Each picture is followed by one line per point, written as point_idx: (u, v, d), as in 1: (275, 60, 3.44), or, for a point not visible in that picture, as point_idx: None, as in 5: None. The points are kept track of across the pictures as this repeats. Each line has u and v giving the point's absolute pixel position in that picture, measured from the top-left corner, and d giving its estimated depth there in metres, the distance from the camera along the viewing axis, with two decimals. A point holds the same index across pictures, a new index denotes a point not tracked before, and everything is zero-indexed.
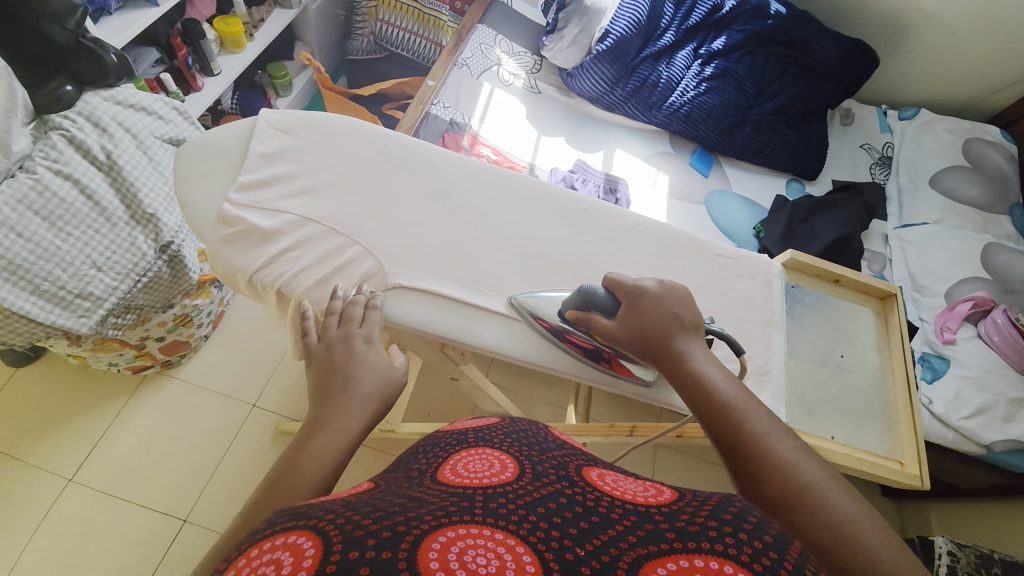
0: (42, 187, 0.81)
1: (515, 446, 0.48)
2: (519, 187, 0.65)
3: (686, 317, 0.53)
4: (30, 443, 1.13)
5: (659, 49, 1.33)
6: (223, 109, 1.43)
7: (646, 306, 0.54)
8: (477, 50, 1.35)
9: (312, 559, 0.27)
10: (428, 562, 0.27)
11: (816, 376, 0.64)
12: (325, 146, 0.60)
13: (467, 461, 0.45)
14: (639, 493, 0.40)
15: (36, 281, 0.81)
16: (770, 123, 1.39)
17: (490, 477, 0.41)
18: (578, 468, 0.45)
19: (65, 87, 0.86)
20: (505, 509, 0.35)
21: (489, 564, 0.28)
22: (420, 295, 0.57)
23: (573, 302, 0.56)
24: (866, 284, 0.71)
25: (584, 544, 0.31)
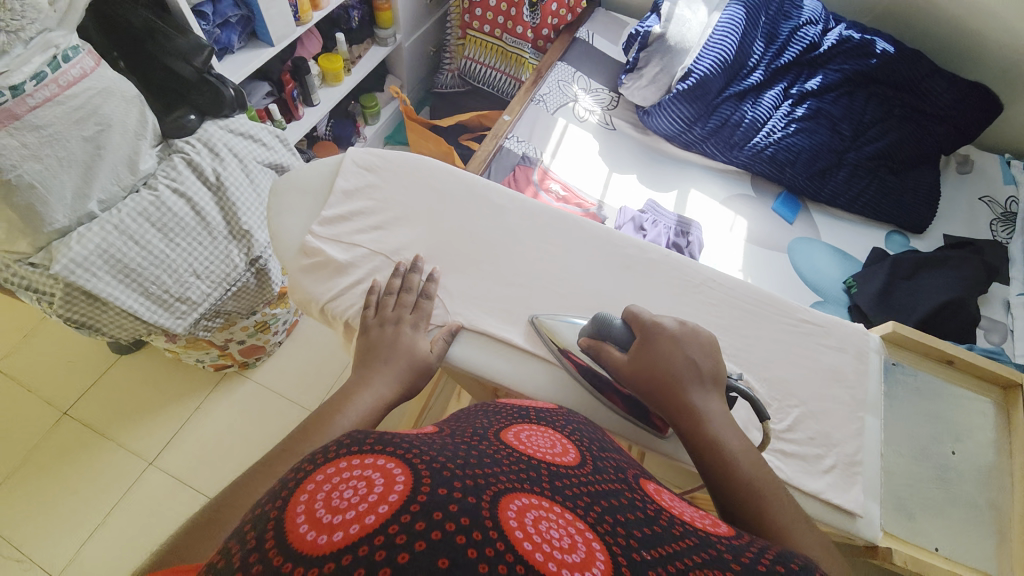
0: (160, 202, 0.92)
1: (580, 436, 0.46)
2: (585, 234, 0.64)
3: (705, 367, 0.51)
4: (123, 425, 1.27)
5: (745, 88, 1.28)
6: (318, 134, 1.56)
7: (665, 351, 0.52)
8: (554, 87, 1.38)
9: (403, 487, 0.27)
10: (508, 520, 0.27)
11: (913, 473, 0.56)
12: (398, 183, 0.63)
13: (528, 431, 0.44)
14: (697, 518, 0.38)
15: (145, 283, 0.91)
16: (869, 169, 1.27)
17: (549, 456, 0.39)
18: (636, 477, 0.44)
19: (188, 116, 0.99)
20: (570, 492, 0.34)
21: (561, 539, 0.28)
22: (481, 340, 0.57)
23: (588, 331, 0.55)
24: (984, 370, 0.61)
25: (651, 547, 0.30)
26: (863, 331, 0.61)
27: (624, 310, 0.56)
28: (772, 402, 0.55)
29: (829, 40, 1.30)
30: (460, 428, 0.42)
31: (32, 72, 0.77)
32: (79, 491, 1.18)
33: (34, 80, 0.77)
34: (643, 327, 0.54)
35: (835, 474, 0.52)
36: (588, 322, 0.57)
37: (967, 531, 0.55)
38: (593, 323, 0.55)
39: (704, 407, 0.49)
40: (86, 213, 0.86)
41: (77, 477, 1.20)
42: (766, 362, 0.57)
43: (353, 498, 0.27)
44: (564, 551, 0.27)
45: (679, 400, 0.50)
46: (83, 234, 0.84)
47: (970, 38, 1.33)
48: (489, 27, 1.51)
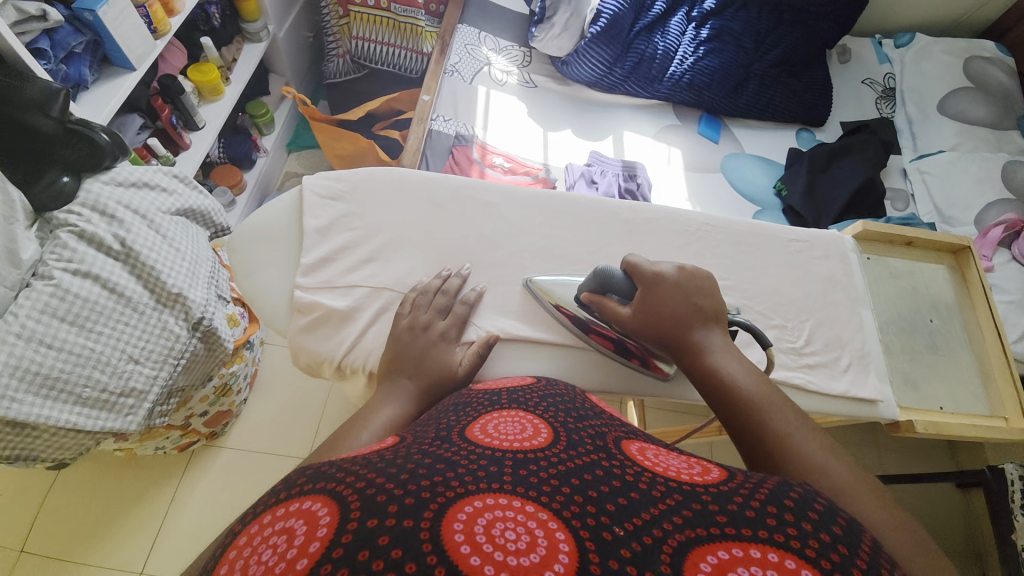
0: (62, 292, 0.76)
1: (554, 410, 0.47)
2: (588, 212, 0.66)
3: (706, 306, 0.53)
4: (95, 540, 1.12)
5: (652, 20, 1.29)
6: (211, 159, 1.37)
7: (664, 301, 0.53)
8: (463, 53, 1.29)
9: (329, 529, 0.28)
10: (454, 537, 0.28)
11: (887, 343, 0.67)
12: (379, 203, 0.62)
13: (497, 420, 0.44)
14: (682, 471, 0.38)
15: (76, 389, 0.77)
16: (773, 76, 1.35)
17: (519, 441, 0.40)
18: (617, 439, 0.45)
19: (62, 178, 0.82)
20: (537, 477, 0.34)
21: (518, 541, 0.29)
22: (517, 346, 0.59)
23: (589, 285, 0.57)
24: (938, 241, 0.75)
25: (624, 521, 0.31)
26: (839, 237, 0.69)
27: (623, 260, 0.57)
28: (788, 323, 0.62)
29: None
30: (426, 429, 0.42)
31: None
32: None
33: None
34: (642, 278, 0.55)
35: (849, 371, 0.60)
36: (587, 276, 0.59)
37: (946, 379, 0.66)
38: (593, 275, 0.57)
39: (707, 348, 0.51)
40: None
41: None
42: (775, 287, 0.63)
43: (273, 558, 0.27)
44: (514, 556, 0.28)
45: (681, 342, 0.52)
46: None
47: None
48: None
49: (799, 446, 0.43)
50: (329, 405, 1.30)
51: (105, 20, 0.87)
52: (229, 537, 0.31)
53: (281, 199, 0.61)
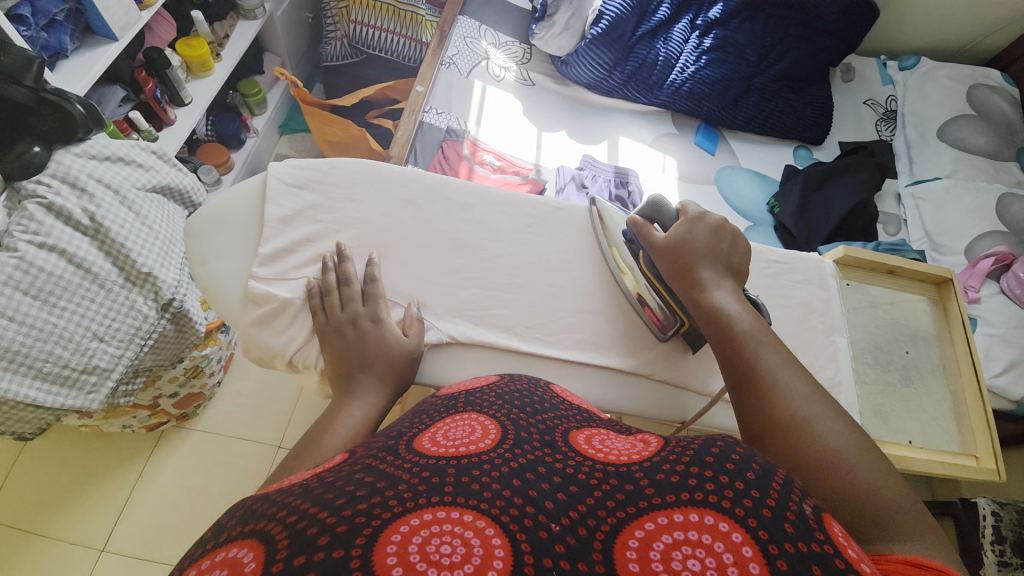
0: (26, 264, 0.74)
1: (503, 404, 0.45)
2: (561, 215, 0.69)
3: (727, 258, 0.57)
4: (53, 517, 1.09)
5: (655, 25, 1.26)
6: (198, 135, 1.34)
7: (693, 242, 0.58)
8: (462, 45, 1.27)
9: (254, 574, 0.25)
10: (385, 561, 0.25)
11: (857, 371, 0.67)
12: (347, 198, 0.62)
13: (447, 427, 0.41)
14: (628, 452, 0.38)
15: (36, 364, 0.75)
16: (774, 91, 1.33)
17: (468, 443, 0.37)
18: (567, 430, 0.43)
19: (33, 148, 0.79)
20: (478, 480, 0.32)
21: (453, 554, 0.27)
22: (477, 351, 0.60)
23: (645, 209, 0.62)
24: (922, 273, 0.75)
25: (561, 516, 0.30)
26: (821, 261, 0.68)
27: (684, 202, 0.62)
28: None
29: None
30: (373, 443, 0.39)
31: None
32: None
33: None
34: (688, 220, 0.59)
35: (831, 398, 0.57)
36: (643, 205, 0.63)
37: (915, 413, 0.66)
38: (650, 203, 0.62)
39: (721, 286, 0.55)
40: None
41: None
42: None
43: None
44: (449, 572, 0.26)
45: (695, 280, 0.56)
46: None
47: None
48: None
49: (780, 383, 0.48)
50: (302, 395, 1.28)
51: None
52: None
53: (249, 183, 0.60)
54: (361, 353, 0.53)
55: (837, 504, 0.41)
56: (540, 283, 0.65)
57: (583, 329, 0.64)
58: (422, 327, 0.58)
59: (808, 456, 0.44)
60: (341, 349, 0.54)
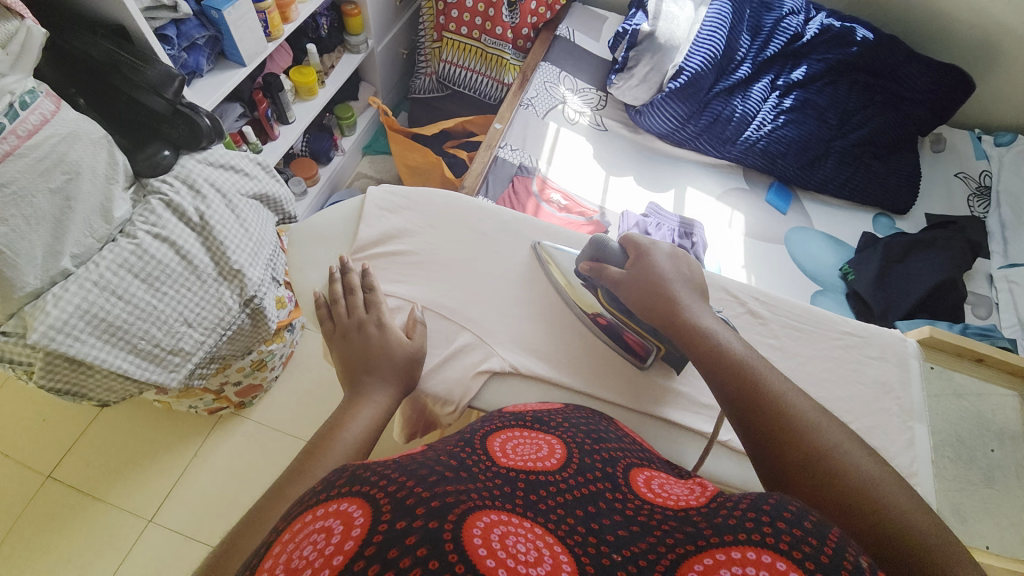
0: (141, 251, 0.84)
1: (572, 431, 0.51)
2: None
3: (692, 276, 0.60)
4: (116, 482, 1.18)
5: (733, 83, 1.28)
6: (294, 151, 1.48)
7: (653, 265, 0.61)
8: (541, 89, 1.34)
9: (362, 529, 0.30)
10: (473, 542, 0.30)
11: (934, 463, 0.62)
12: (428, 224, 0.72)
13: (513, 442, 0.48)
14: (684, 498, 0.42)
15: (133, 340, 0.83)
16: (855, 155, 1.30)
17: (534, 461, 0.44)
18: (629, 465, 0.48)
19: (163, 152, 0.90)
20: (545, 504, 0.38)
21: (527, 553, 0.31)
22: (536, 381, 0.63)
23: (589, 256, 0.65)
24: (1014, 365, 0.70)
25: (622, 548, 0.34)
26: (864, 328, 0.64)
27: (623, 236, 0.65)
28: None
29: (810, 30, 1.31)
30: (446, 444, 0.46)
31: None
32: (74, 559, 1.10)
33: None
34: (633, 248, 0.63)
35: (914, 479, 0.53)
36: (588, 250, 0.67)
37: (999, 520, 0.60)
38: (592, 243, 0.66)
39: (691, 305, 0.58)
40: (60, 270, 0.78)
41: (70, 544, 1.11)
42: (819, 380, 0.60)
43: (313, 554, 0.29)
44: (527, 565, 0.30)
45: (670, 296, 0.57)
46: (60, 294, 0.77)
47: (936, 23, 1.37)
48: (466, 29, 1.44)
49: (789, 406, 0.48)
50: None
51: (228, 19, 0.97)
52: (267, 542, 0.33)
53: (347, 205, 0.72)
54: (361, 357, 0.56)
55: (885, 540, 0.40)
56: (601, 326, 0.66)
57: (636, 376, 0.65)
58: (417, 331, 0.61)
59: (851, 488, 0.43)
60: (354, 355, 0.57)
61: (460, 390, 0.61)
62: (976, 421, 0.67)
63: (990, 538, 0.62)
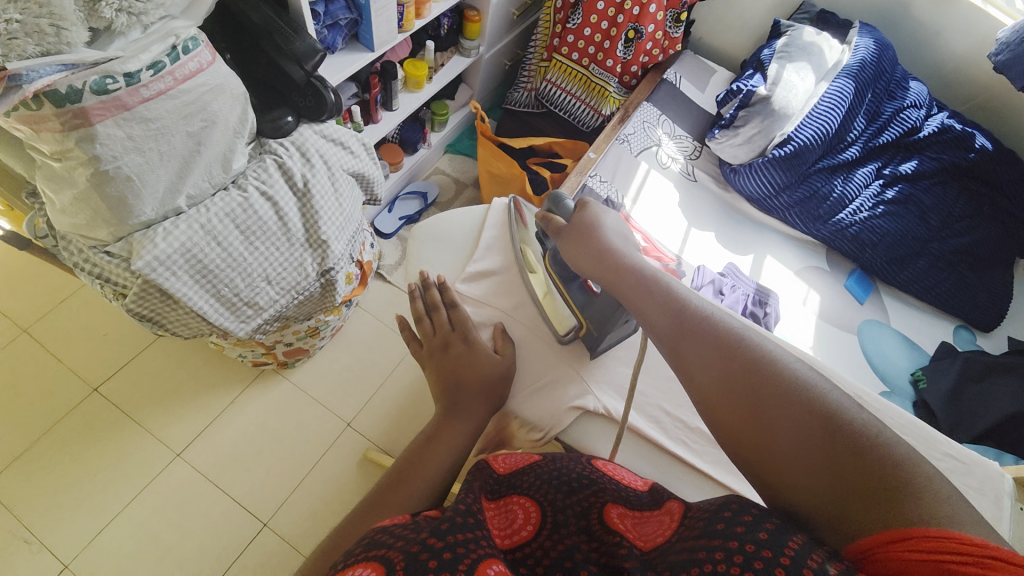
0: (247, 205, 0.87)
1: (545, 483, 0.55)
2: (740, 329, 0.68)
3: (629, 236, 0.68)
4: (152, 411, 1.22)
5: (838, 162, 1.25)
6: (386, 137, 1.52)
7: (595, 225, 0.66)
8: (639, 128, 1.35)
9: None
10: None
11: None
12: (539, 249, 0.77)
13: (495, 510, 0.52)
14: (653, 535, 0.48)
15: (218, 285, 0.87)
16: (950, 262, 1.24)
17: (513, 531, 0.49)
18: (601, 505, 0.52)
19: (286, 118, 0.95)
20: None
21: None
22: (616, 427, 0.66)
23: (546, 206, 0.72)
24: None
25: None
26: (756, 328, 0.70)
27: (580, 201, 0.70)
28: None
29: (929, 126, 1.28)
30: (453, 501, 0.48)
31: (149, 61, 0.73)
32: (98, 474, 1.14)
33: (150, 69, 0.73)
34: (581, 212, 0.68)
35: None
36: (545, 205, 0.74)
37: None
38: (551, 198, 0.73)
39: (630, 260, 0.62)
40: (174, 208, 0.83)
41: (99, 460, 1.15)
42: None
43: None
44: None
45: (608, 249, 0.63)
46: (169, 230, 0.81)
47: None
48: (578, 55, 1.47)
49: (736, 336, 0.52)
50: (385, 385, 1.34)
51: (372, 6, 1.02)
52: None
53: (472, 214, 0.81)
54: (457, 371, 0.63)
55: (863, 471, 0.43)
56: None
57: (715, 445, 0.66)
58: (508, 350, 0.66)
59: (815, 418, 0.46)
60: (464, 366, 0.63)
61: (549, 422, 0.65)
62: None
63: None
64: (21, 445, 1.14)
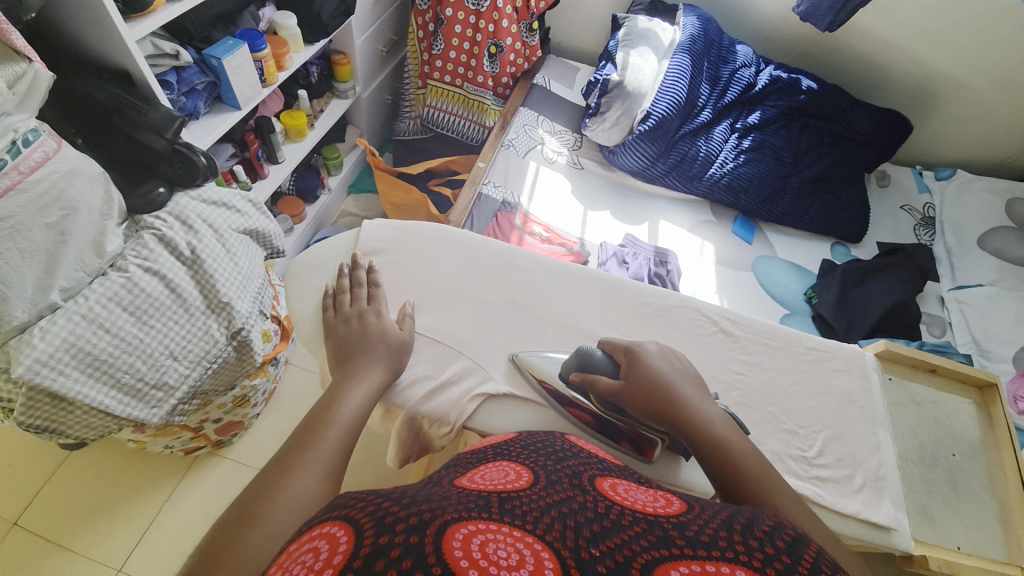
0: (131, 285, 0.84)
1: (532, 455, 0.48)
2: (599, 280, 0.72)
3: (687, 370, 0.58)
4: (79, 532, 1.11)
5: (697, 126, 1.40)
6: (281, 191, 1.51)
7: (650, 369, 0.57)
8: (521, 131, 1.44)
9: (347, 548, 0.29)
10: (454, 552, 0.29)
11: (907, 475, 0.67)
12: (418, 256, 0.70)
13: (481, 471, 0.44)
14: (648, 503, 0.41)
15: (117, 374, 0.82)
16: (810, 190, 1.41)
17: (504, 482, 0.41)
18: (591, 476, 0.45)
19: (157, 190, 0.93)
20: (521, 511, 0.36)
21: (509, 558, 0.30)
22: (520, 402, 0.62)
23: (574, 366, 0.59)
24: (965, 374, 0.77)
25: (600, 544, 0.33)
26: (605, 274, 0.73)
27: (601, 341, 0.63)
28: (799, 430, 0.62)
29: (761, 80, 1.46)
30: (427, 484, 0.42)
31: None
32: None
33: None
34: (618, 351, 0.60)
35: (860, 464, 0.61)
36: (570, 356, 0.62)
37: (949, 511, 0.67)
38: (576, 354, 0.60)
39: (693, 394, 0.56)
40: (48, 304, 0.78)
41: None
42: (792, 391, 0.65)
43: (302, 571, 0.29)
44: (509, 570, 0.29)
45: (656, 382, 0.56)
46: (46, 328, 0.76)
47: (872, 72, 1.55)
48: (450, 77, 1.55)
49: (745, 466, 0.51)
50: None
51: (226, 67, 1.03)
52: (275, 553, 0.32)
53: (341, 237, 0.72)
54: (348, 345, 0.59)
55: None
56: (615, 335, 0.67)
57: None
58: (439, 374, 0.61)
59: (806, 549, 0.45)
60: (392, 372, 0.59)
61: (454, 411, 0.60)
62: (936, 428, 0.72)
63: (958, 535, 0.67)
64: None
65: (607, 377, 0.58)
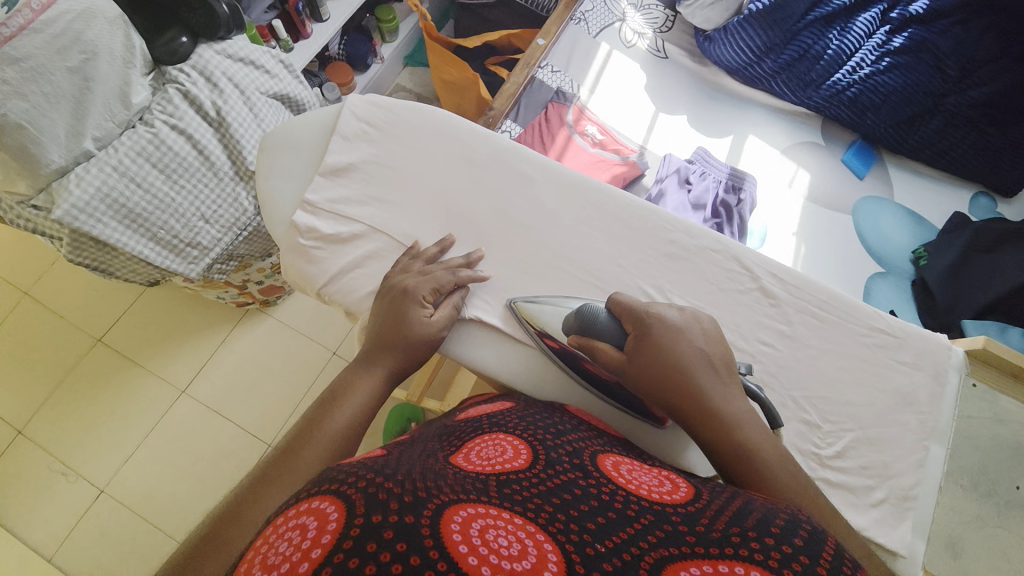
0: (158, 141, 0.84)
1: (529, 424, 0.43)
2: (618, 206, 0.59)
3: (713, 353, 0.47)
4: (155, 354, 1.31)
5: (834, 10, 1.06)
6: (331, 55, 1.41)
7: (662, 350, 0.46)
8: (599, 2, 1.17)
9: (338, 525, 0.26)
10: (453, 538, 0.26)
11: (954, 499, 0.55)
12: (408, 147, 0.61)
13: (477, 444, 0.40)
14: (653, 488, 0.36)
15: (153, 228, 0.86)
16: (970, 117, 1.05)
17: (500, 461, 0.37)
18: (594, 453, 0.41)
19: (180, 39, 0.88)
20: (520, 494, 0.32)
21: (510, 547, 0.26)
22: (490, 333, 0.56)
23: (572, 326, 0.51)
24: None
25: (605, 538, 0.28)
26: (621, 194, 0.60)
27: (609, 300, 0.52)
28: (823, 423, 0.51)
29: None
30: (418, 451, 0.39)
31: None
32: (115, 413, 1.26)
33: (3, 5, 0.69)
34: (627, 318, 0.50)
35: (879, 472, 0.51)
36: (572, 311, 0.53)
37: (994, 551, 0.54)
38: (576, 316, 0.51)
39: (715, 386, 0.45)
40: (83, 152, 0.80)
41: (114, 400, 1.27)
42: (830, 376, 0.53)
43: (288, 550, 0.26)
44: (508, 562, 0.25)
45: (669, 364, 0.46)
46: (81, 175, 0.79)
47: None
48: None
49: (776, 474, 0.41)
50: None
51: None
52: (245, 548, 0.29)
53: (327, 112, 0.63)
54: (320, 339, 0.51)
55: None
56: (624, 274, 0.56)
57: None
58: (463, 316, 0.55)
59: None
60: (382, 316, 0.53)
61: None
62: (1016, 453, 0.57)
63: None
64: (40, 397, 1.26)
65: (610, 347, 0.49)
